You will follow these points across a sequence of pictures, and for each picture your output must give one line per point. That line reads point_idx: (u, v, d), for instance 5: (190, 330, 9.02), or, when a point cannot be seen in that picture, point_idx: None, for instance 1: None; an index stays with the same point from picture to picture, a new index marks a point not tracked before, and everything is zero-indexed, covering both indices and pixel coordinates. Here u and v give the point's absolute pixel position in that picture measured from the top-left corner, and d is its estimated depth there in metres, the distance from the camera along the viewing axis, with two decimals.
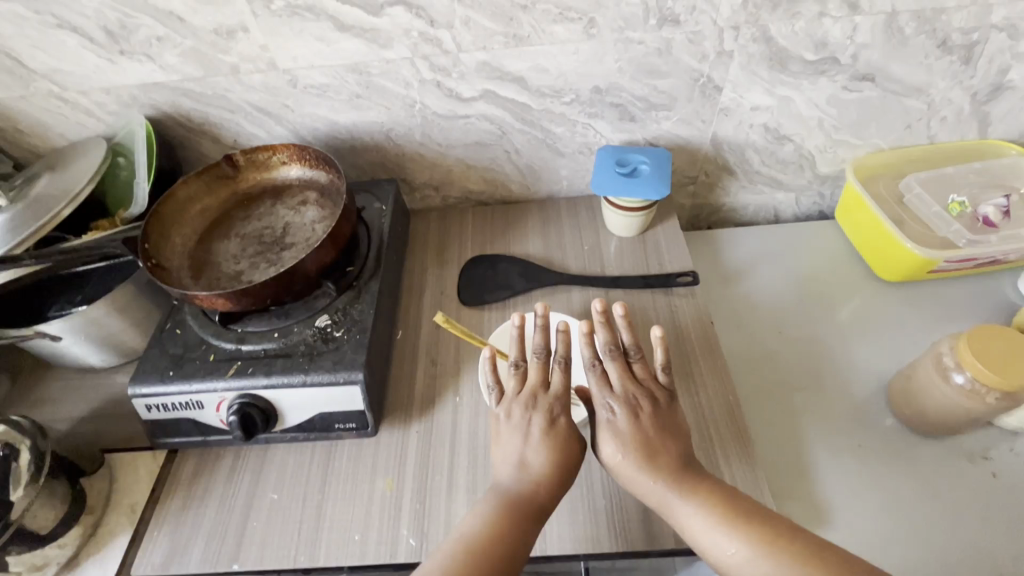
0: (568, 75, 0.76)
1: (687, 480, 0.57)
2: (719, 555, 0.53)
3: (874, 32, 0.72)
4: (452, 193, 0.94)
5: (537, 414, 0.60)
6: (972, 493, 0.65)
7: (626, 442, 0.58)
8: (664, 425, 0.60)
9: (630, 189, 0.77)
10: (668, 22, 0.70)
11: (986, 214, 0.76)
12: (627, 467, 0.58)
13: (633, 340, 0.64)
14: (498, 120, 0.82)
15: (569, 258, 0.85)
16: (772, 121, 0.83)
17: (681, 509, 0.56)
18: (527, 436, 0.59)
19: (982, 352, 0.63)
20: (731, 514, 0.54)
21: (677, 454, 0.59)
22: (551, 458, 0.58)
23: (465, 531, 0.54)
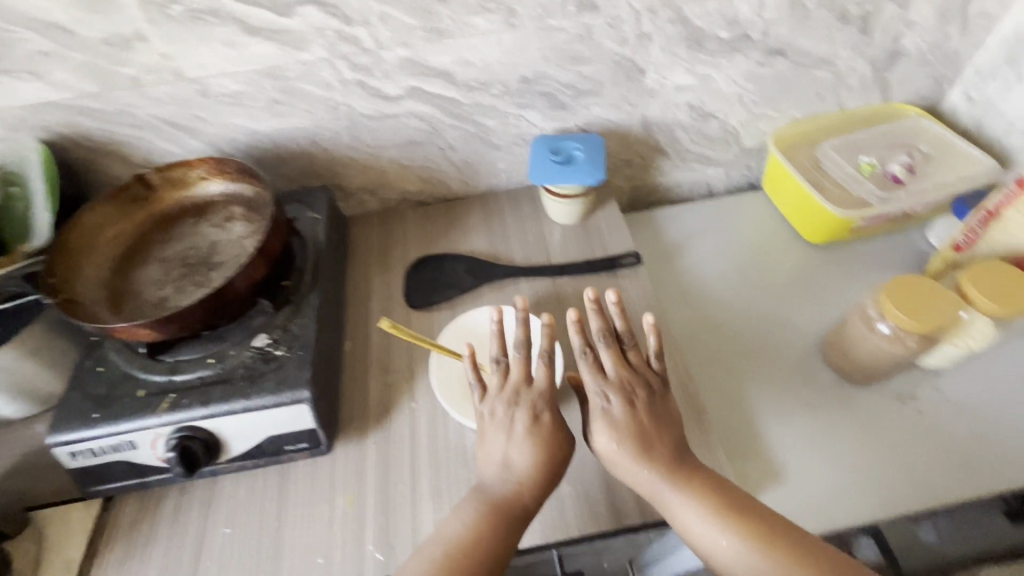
0: (493, 67, 0.75)
1: (682, 470, 0.59)
2: (711, 546, 0.55)
3: (779, 8, 0.75)
4: (390, 195, 0.92)
5: (520, 410, 0.60)
6: (913, 435, 0.69)
7: (622, 432, 0.60)
8: (658, 414, 0.62)
9: (565, 176, 0.78)
10: (586, 7, 0.71)
11: (894, 172, 0.81)
12: (621, 458, 0.59)
13: (626, 327, 0.66)
14: (428, 116, 0.80)
15: (514, 251, 0.85)
16: (696, 99, 0.86)
17: (676, 501, 0.57)
18: (509, 434, 0.59)
19: (904, 301, 0.66)
20: (724, 507, 0.56)
21: (671, 446, 0.60)
22: (533, 454, 0.57)
23: (446, 537, 0.54)
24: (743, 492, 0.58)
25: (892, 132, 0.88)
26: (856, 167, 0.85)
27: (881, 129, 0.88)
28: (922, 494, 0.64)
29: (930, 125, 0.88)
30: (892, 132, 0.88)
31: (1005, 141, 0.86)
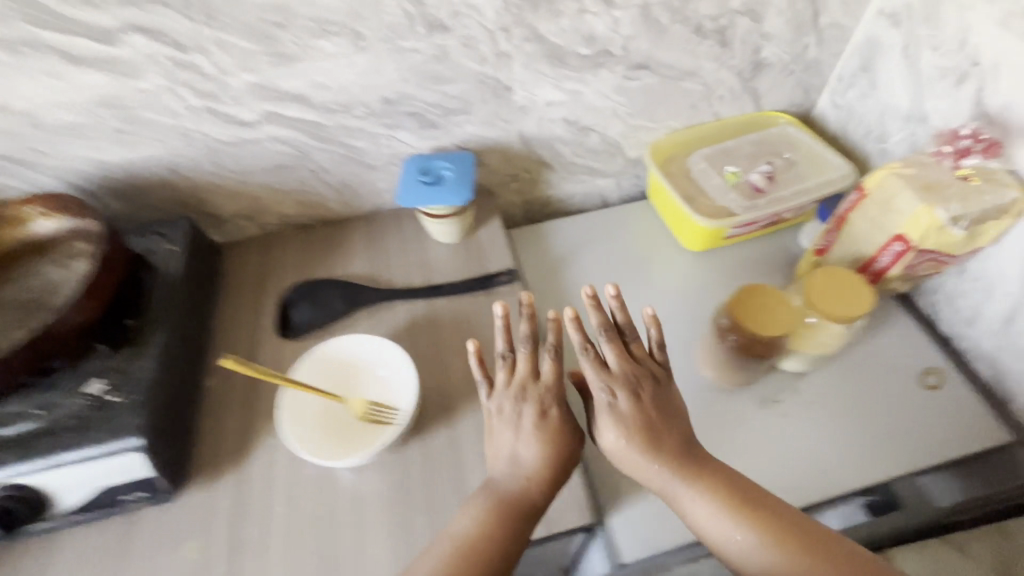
0: (350, 89, 0.74)
1: (692, 464, 0.61)
2: (721, 538, 0.57)
3: (634, 24, 0.76)
4: (270, 220, 0.89)
5: (528, 405, 0.62)
6: (877, 421, 0.73)
7: (629, 426, 0.61)
8: (662, 408, 0.63)
9: (432, 198, 0.77)
10: (436, 28, 0.70)
11: (753, 182, 0.84)
12: (628, 453, 0.61)
13: (627, 319, 0.65)
14: (293, 140, 0.78)
15: (393, 272, 0.84)
16: (570, 114, 0.86)
17: (685, 494, 0.60)
18: (518, 431, 0.61)
19: (744, 310, 0.69)
20: (734, 501, 0.58)
21: (678, 441, 0.62)
22: (543, 448, 0.60)
23: (457, 536, 0.56)
24: (749, 483, 0.60)
25: (761, 140, 0.91)
26: (722, 177, 0.87)
27: (748, 138, 0.90)
28: (823, 487, 0.68)
29: (794, 133, 0.91)
30: (761, 140, 0.91)
31: (864, 146, 0.89)
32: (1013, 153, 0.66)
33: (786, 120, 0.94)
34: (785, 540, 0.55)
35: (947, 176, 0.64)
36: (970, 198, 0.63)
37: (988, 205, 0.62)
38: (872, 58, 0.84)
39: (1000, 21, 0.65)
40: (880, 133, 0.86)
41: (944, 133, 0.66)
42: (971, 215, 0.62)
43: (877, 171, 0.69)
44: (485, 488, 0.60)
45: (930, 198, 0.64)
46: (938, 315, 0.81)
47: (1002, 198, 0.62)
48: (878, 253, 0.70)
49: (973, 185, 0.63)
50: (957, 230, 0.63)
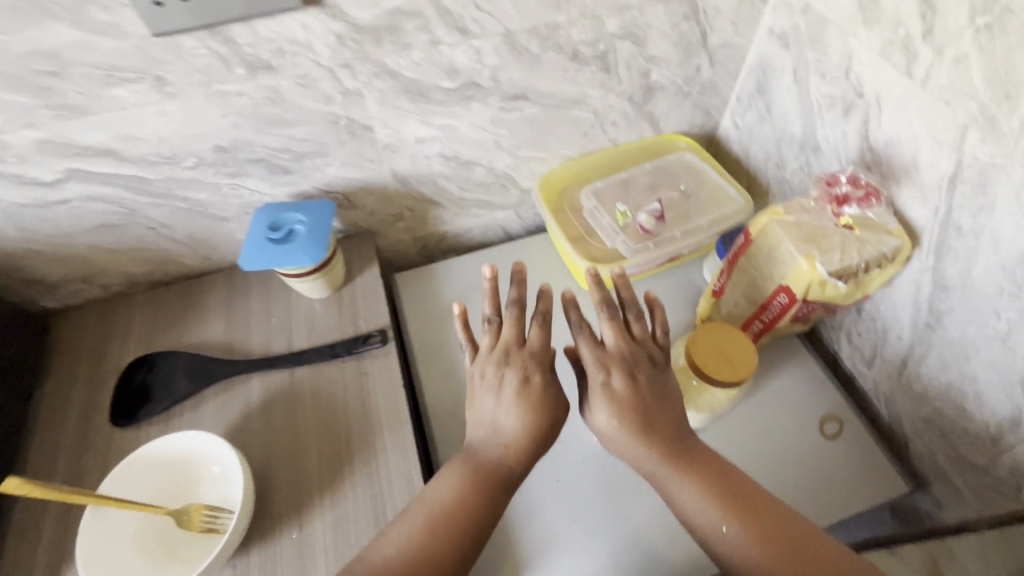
0: (170, 140, 0.63)
1: (685, 453, 0.52)
2: (718, 541, 0.48)
3: (499, 54, 0.67)
4: (113, 281, 0.78)
5: (511, 369, 0.53)
6: (819, 461, 0.69)
7: (625, 409, 0.52)
8: (656, 394, 0.54)
9: (278, 260, 0.67)
10: (260, 68, 0.60)
11: (642, 223, 0.78)
12: (616, 439, 0.52)
13: (633, 297, 0.57)
14: (114, 197, 0.67)
15: (253, 337, 0.74)
16: (447, 149, 0.78)
17: (677, 486, 0.51)
18: (502, 397, 0.52)
19: None
20: (723, 492, 0.50)
21: (676, 429, 0.53)
22: (523, 419, 0.51)
23: (433, 502, 0.50)
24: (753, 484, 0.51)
25: (657, 170, 0.85)
26: (613, 216, 0.81)
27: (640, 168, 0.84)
28: None
29: (693, 158, 0.85)
30: (657, 170, 0.85)
31: (765, 172, 0.84)
32: (898, 193, 0.62)
33: (686, 143, 0.88)
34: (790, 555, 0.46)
35: (829, 224, 0.59)
36: (850, 248, 0.58)
37: (869, 256, 0.57)
38: (766, 80, 0.78)
39: (880, 51, 0.59)
40: (778, 160, 0.80)
41: (824, 175, 0.61)
42: (853, 267, 0.57)
43: (759, 215, 0.63)
44: (465, 454, 0.53)
45: (811, 249, 0.58)
46: (842, 352, 0.77)
47: (884, 247, 0.57)
48: (766, 304, 0.65)
49: (855, 234, 0.58)
50: (840, 283, 0.58)
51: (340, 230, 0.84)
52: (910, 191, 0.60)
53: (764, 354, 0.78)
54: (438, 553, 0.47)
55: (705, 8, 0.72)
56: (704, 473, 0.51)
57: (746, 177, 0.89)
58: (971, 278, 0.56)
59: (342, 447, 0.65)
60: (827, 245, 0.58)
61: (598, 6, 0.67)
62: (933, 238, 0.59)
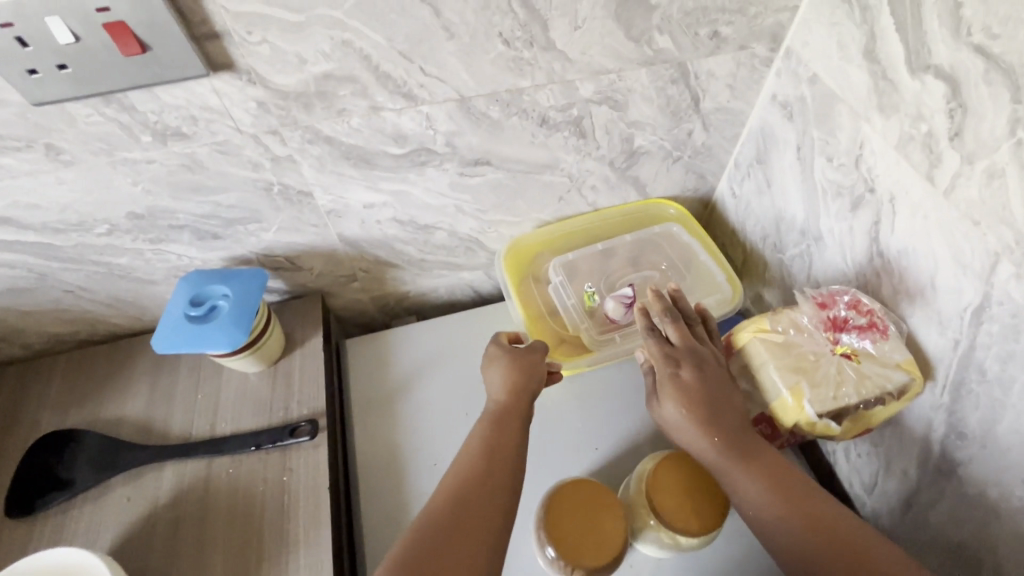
0: (76, 207, 0.56)
1: (750, 445, 0.50)
2: (772, 538, 0.47)
3: (454, 120, 0.59)
4: (34, 340, 0.72)
5: (493, 344, 0.63)
6: None
7: (693, 401, 0.51)
8: (717, 387, 0.52)
9: (194, 341, 0.60)
10: (169, 136, 0.52)
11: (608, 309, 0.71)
12: (678, 426, 0.51)
13: (694, 305, 0.59)
14: (21, 263, 0.61)
15: (174, 415, 0.67)
16: (401, 214, 0.70)
17: (734, 482, 0.49)
18: (506, 361, 0.60)
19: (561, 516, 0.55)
20: (789, 489, 0.48)
21: (739, 423, 0.51)
22: (504, 374, 0.59)
23: (469, 444, 0.55)
24: (815, 489, 0.48)
25: (636, 244, 0.78)
26: (581, 296, 0.75)
27: (616, 240, 0.77)
28: None
29: (678, 231, 0.78)
30: (636, 244, 0.78)
31: (763, 250, 0.74)
32: (910, 311, 0.52)
33: (676, 210, 0.79)
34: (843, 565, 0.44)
35: (823, 350, 0.50)
36: (845, 383, 0.48)
37: (869, 396, 0.48)
38: (767, 151, 0.68)
39: (896, 145, 0.50)
40: (777, 240, 0.71)
41: (819, 291, 0.53)
42: (849, 408, 0.48)
43: (741, 329, 0.54)
44: (489, 413, 0.58)
45: (799, 381, 0.49)
46: (838, 468, 0.67)
47: (892, 385, 0.47)
48: None
49: (854, 365, 0.49)
50: (833, 424, 0.48)
51: (286, 291, 0.76)
52: (924, 313, 0.51)
53: None
54: (476, 475, 0.51)
55: (697, 72, 0.62)
56: (766, 471, 0.49)
57: (743, 250, 0.79)
58: (993, 431, 0.46)
59: (250, 561, 0.57)
60: (818, 378, 0.49)
61: (569, 71, 0.58)
62: (949, 374, 0.49)
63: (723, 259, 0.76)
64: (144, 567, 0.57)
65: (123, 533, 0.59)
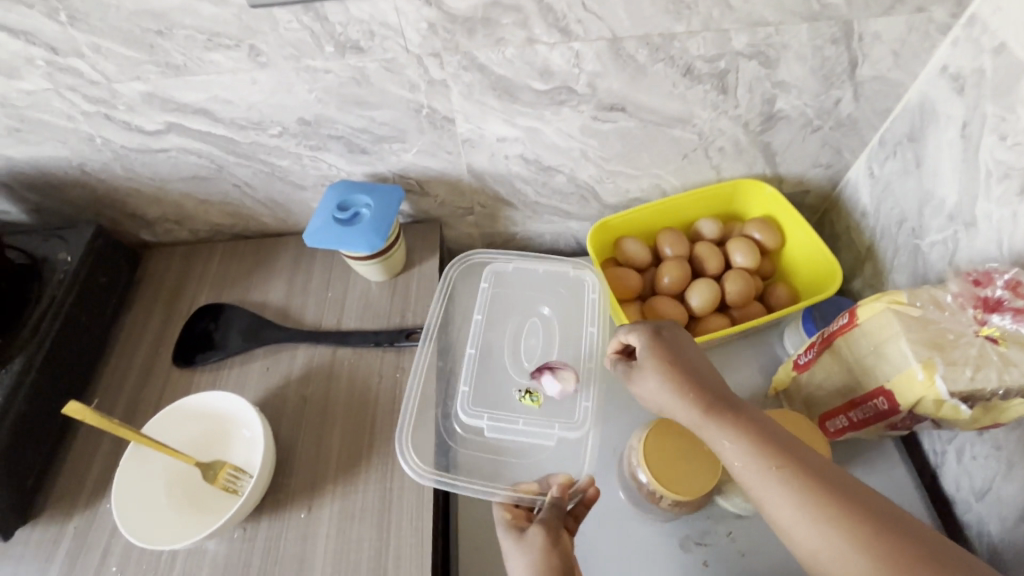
0: (259, 107, 0.64)
1: (731, 411, 0.48)
2: (762, 495, 0.44)
3: (601, 60, 0.61)
4: (200, 227, 0.83)
5: (508, 531, 0.54)
6: None
7: (675, 373, 0.51)
8: (691, 354, 0.53)
9: (339, 239, 0.67)
10: (349, 49, 0.58)
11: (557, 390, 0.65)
12: (656, 384, 0.51)
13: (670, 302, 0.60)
14: (206, 153, 0.70)
15: (308, 307, 0.76)
16: (528, 152, 0.73)
17: (717, 439, 0.47)
18: (517, 551, 0.52)
19: (663, 449, 0.55)
20: (776, 455, 0.44)
21: (716, 386, 0.50)
22: (526, 566, 0.51)
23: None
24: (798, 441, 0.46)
25: (483, 341, 0.71)
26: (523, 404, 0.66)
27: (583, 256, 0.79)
28: None
29: (491, 264, 0.76)
30: (484, 323, 0.72)
31: (895, 237, 0.70)
32: None
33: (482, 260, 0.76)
34: (837, 512, 0.41)
35: (965, 329, 0.48)
36: (986, 366, 0.46)
37: (1012, 384, 0.45)
38: (923, 127, 0.64)
39: None
40: (915, 226, 0.67)
41: (972, 270, 0.50)
42: (986, 391, 0.46)
43: (873, 299, 0.52)
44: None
45: (933, 356, 0.48)
46: (943, 471, 0.64)
47: None
48: (859, 400, 0.55)
49: (1000, 350, 0.46)
50: (963, 406, 0.47)
51: (410, 215, 0.82)
52: None
53: (846, 448, 0.66)
54: None
55: (861, 33, 0.60)
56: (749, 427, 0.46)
57: (870, 236, 0.75)
58: None
59: (364, 438, 0.65)
60: (955, 356, 0.47)
61: (726, 19, 0.57)
62: None
63: (827, 252, 0.72)
64: (279, 426, 0.67)
65: (262, 395, 0.69)
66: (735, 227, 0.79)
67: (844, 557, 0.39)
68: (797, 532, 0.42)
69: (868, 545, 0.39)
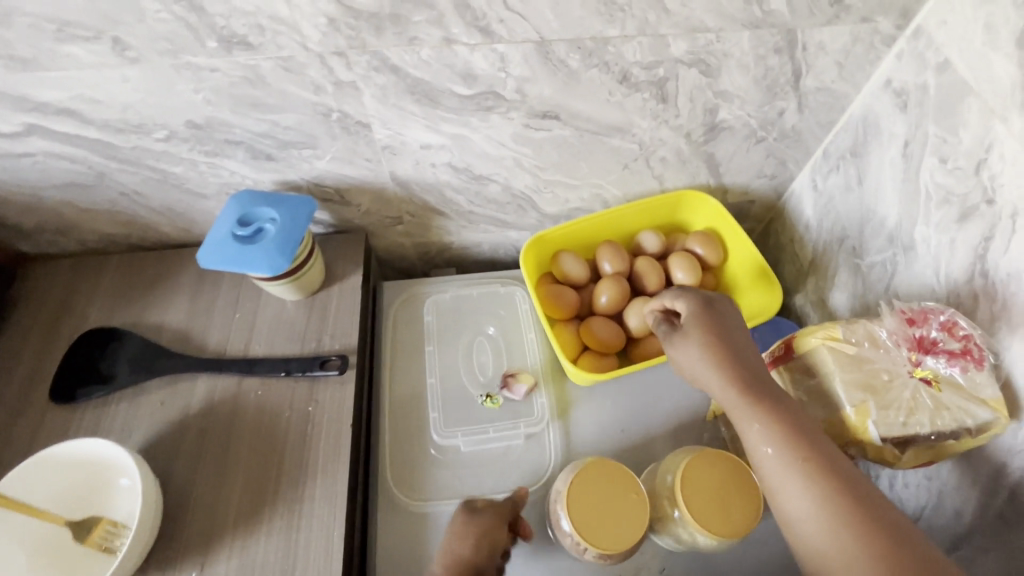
0: (137, 108, 0.55)
1: (770, 399, 0.45)
2: (782, 487, 0.42)
3: (529, 64, 0.55)
4: (88, 238, 0.73)
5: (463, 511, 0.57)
6: None
7: (719, 349, 0.48)
8: (739, 332, 0.50)
9: (238, 261, 0.60)
10: (235, 45, 0.50)
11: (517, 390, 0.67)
12: (699, 358, 0.48)
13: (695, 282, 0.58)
14: (80, 158, 0.61)
15: (211, 331, 0.68)
16: (457, 160, 0.66)
17: (748, 424, 0.45)
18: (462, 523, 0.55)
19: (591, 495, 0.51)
20: (808, 455, 0.42)
21: (758, 369, 0.47)
22: (466, 534, 0.54)
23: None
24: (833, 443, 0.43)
25: (440, 366, 0.70)
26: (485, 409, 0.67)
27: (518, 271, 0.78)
28: None
29: (433, 294, 0.75)
30: (437, 351, 0.71)
31: (837, 253, 0.68)
32: (1008, 342, 0.46)
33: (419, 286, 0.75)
34: (855, 525, 0.39)
35: (899, 371, 0.46)
36: (919, 410, 0.44)
37: (943, 429, 0.44)
38: (866, 142, 0.61)
39: None
40: (856, 244, 0.64)
41: (908, 306, 0.48)
42: (918, 437, 0.44)
43: (809, 333, 0.49)
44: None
45: (866, 400, 0.45)
46: None
47: (971, 421, 0.43)
48: None
49: (933, 393, 0.44)
50: (896, 452, 0.45)
51: (331, 224, 0.75)
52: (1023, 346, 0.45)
53: None
54: None
55: (805, 43, 0.56)
56: (784, 416, 0.44)
57: (812, 251, 0.73)
58: None
59: (269, 480, 0.59)
60: (889, 400, 0.45)
61: (663, 24, 0.52)
62: None
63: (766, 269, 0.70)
64: (172, 469, 0.59)
65: (155, 433, 0.61)
66: (677, 240, 0.76)
67: (846, 565, 0.38)
68: (808, 531, 0.40)
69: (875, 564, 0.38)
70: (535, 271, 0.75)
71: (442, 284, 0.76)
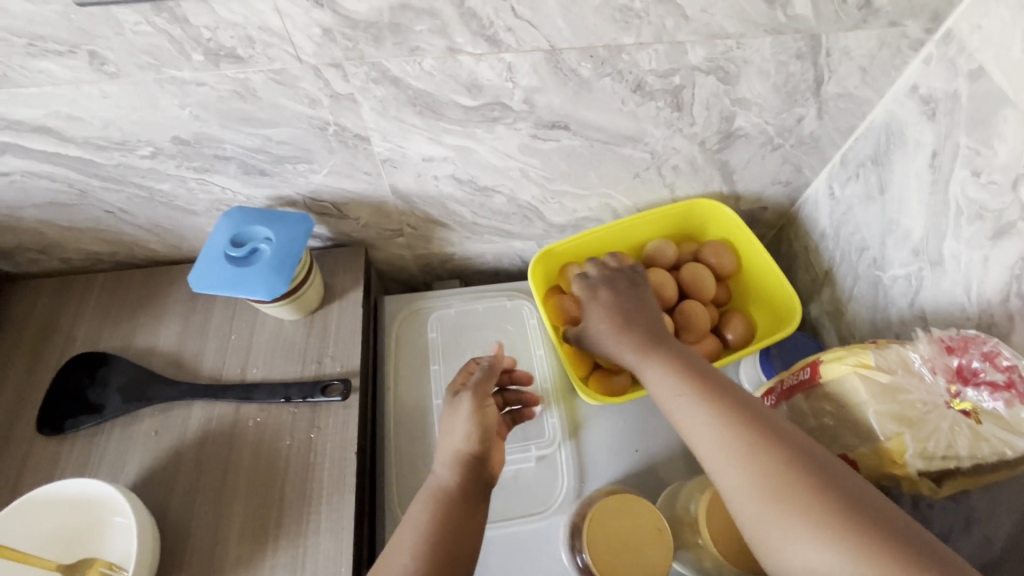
0: (119, 124, 0.52)
1: (660, 345, 0.53)
2: (678, 415, 0.46)
3: (538, 73, 0.51)
4: (73, 256, 0.69)
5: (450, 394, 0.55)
6: None
7: (612, 317, 0.57)
8: (638, 300, 0.59)
9: (230, 285, 0.56)
10: (223, 57, 0.47)
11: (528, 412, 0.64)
12: (599, 330, 0.58)
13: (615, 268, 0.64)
14: (61, 177, 0.57)
15: (206, 353, 0.65)
16: (460, 172, 0.63)
17: (647, 368, 0.51)
18: (456, 407, 0.53)
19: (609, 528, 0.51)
20: (699, 383, 0.47)
21: (657, 330, 0.55)
22: (464, 425, 0.51)
23: (413, 526, 0.46)
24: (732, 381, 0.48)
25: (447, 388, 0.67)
26: None
27: (523, 283, 0.76)
28: None
29: (435, 309, 0.72)
30: (443, 370, 0.68)
31: (855, 264, 0.66)
32: None
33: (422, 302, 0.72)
34: (740, 431, 0.42)
35: (937, 401, 0.44)
36: (959, 443, 0.42)
37: (985, 463, 0.41)
38: (889, 150, 0.58)
39: None
40: (876, 256, 0.62)
41: (947, 332, 0.45)
42: (957, 470, 0.42)
43: (837, 360, 0.46)
44: (434, 488, 0.49)
45: (902, 432, 0.43)
46: None
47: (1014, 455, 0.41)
48: None
49: (973, 427, 0.42)
50: (932, 483, 0.43)
51: (329, 238, 0.71)
52: None
53: None
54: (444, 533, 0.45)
55: (829, 48, 0.53)
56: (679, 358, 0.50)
57: (829, 260, 0.70)
58: None
59: (271, 512, 0.56)
60: (926, 432, 0.43)
61: (681, 31, 0.49)
62: None
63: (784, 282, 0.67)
64: (169, 503, 0.57)
65: (149, 464, 0.59)
66: (690, 250, 0.73)
67: (732, 465, 0.41)
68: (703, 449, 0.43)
69: (763, 463, 0.40)
70: (542, 283, 0.72)
71: (447, 299, 0.73)
